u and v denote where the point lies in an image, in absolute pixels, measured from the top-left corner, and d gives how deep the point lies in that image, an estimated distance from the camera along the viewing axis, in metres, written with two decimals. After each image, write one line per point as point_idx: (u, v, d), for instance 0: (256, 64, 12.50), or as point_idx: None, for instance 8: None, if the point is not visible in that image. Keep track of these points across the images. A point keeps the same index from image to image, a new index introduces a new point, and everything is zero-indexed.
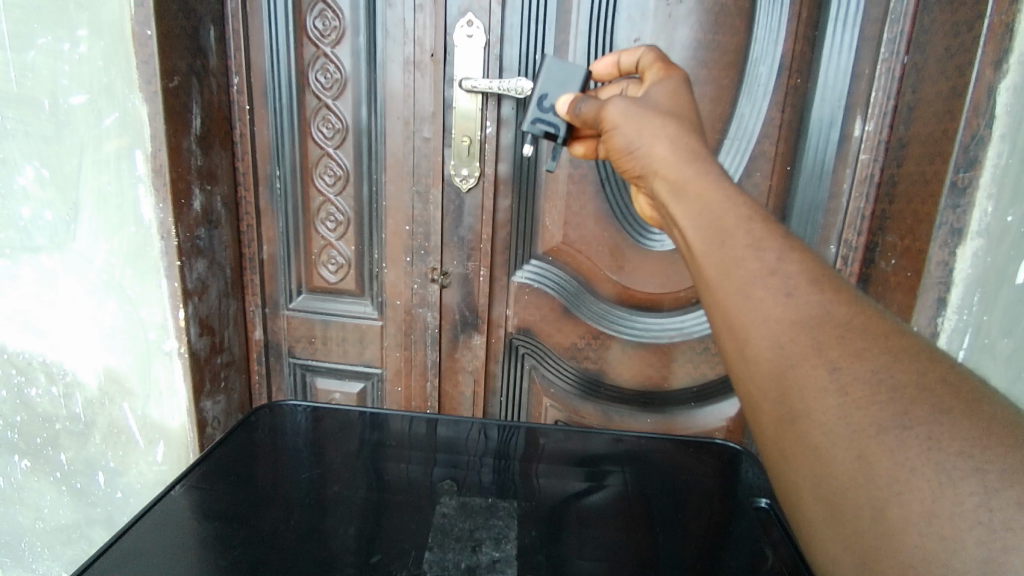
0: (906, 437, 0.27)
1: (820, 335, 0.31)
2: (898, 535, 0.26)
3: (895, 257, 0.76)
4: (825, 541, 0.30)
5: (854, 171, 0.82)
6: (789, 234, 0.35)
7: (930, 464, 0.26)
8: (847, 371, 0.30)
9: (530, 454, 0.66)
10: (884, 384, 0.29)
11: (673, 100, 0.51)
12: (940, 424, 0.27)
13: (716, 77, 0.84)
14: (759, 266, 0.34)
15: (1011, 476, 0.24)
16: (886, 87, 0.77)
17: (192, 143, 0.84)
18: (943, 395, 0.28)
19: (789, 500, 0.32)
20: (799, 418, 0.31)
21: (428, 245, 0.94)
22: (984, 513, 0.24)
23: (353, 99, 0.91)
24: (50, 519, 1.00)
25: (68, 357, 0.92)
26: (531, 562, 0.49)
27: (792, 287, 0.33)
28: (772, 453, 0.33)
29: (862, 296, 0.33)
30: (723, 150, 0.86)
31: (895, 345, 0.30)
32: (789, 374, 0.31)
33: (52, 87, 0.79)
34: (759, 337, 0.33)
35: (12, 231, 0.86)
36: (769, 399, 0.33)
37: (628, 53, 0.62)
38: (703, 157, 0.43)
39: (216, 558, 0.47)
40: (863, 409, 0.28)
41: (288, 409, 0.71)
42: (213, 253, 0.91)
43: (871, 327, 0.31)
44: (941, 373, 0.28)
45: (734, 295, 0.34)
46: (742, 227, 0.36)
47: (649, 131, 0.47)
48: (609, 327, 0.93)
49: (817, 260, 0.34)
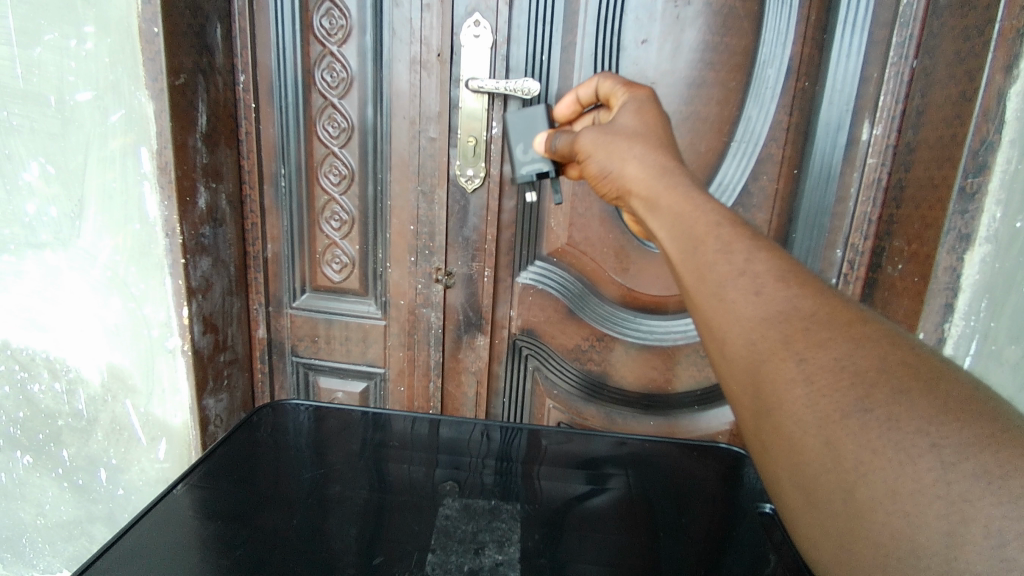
0: (867, 420, 0.27)
1: (787, 329, 0.31)
2: (865, 516, 0.26)
3: (901, 262, 0.75)
4: (805, 530, 0.29)
5: (861, 175, 0.81)
6: (756, 235, 0.36)
7: (891, 445, 0.26)
8: (812, 361, 0.29)
9: (532, 456, 0.65)
10: (847, 370, 0.28)
11: (639, 117, 0.51)
12: (899, 404, 0.27)
13: (723, 79, 0.83)
14: (729, 269, 0.34)
15: (966, 450, 0.25)
16: (895, 90, 0.77)
17: (197, 141, 0.84)
18: (902, 376, 0.28)
19: (773, 492, 0.32)
20: (772, 410, 0.30)
21: (432, 245, 0.94)
22: (941, 488, 0.24)
23: (359, 98, 0.90)
24: (51, 515, 1.00)
25: (72, 354, 0.92)
26: (534, 564, 0.49)
27: (762, 285, 0.32)
28: (754, 447, 0.33)
29: (826, 287, 0.33)
30: (729, 154, 0.86)
31: (856, 331, 0.30)
32: (759, 368, 0.31)
33: (58, 83, 0.79)
34: (733, 336, 0.33)
35: (17, 227, 0.86)
36: (745, 393, 0.32)
37: (584, 86, 0.61)
38: (672, 170, 0.43)
39: (218, 558, 0.47)
40: (828, 396, 0.28)
41: (290, 408, 0.71)
42: (217, 250, 0.91)
43: (836, 317, 0.31)
44: (901, 355, 0.29)
45: (709, 299, 0.34)
46: (712, 233, 0.36)
47: (619, 154, 0.47)
48: (613, 329, 0.93)
49: (786, 258, 0.34)
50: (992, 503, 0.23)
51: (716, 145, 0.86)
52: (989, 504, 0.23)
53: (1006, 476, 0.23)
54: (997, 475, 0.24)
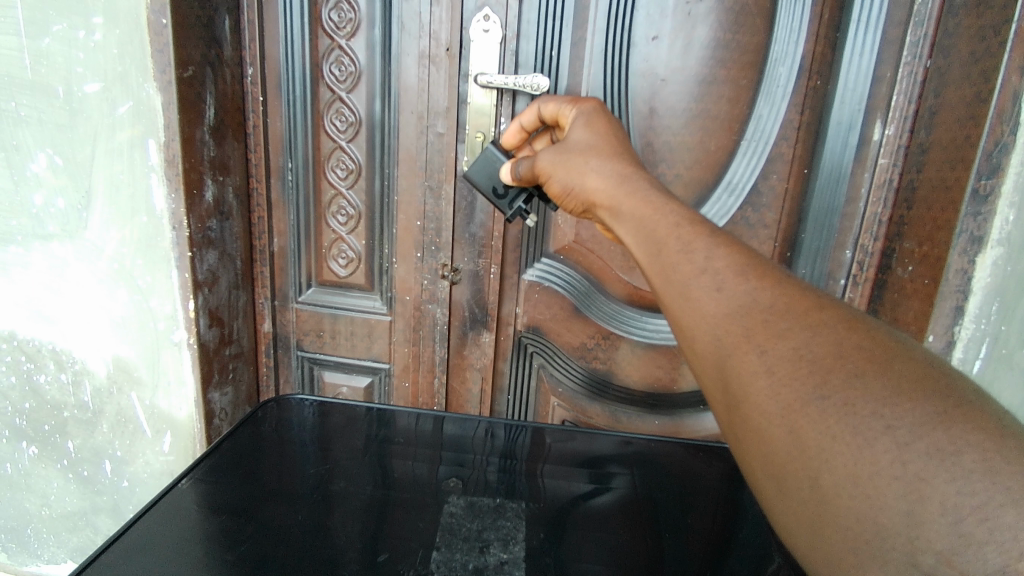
0: (825, 406, 0.29)
1: (748, 322, 0.34)
2: (831, 501, 0.28)
3: (912, 264, 0.75)
4: (784, 518, 0.32)
5: (872, 176, 0.80)
6: (715, 232, 0.39)
7: (848, 429, 0.28)
8: (774, 353, 0.32)
9: (535, 454, 0.65)
10: (805, 358, 0.31)
11: (590, 130, 0.52)
12: (854, 388, 0.29)
13: (734, 77, 0.83)
14: (690, 267, 0.37)
15: (917, 430, 0.27)
16: (908, 90, 0.76)
17: (205, 134, 0.84)
18: (857, 361, 0.30)
19: (751, 483, 0.34)
20: (741, 404, 0.33)
21: (439, 241, 0.93)
22: (898, 468, 0.26)
23: (367, 92, 0.90)
24: (56, 506, 1.01)
25: (78, 346, 0.92)
26: (540, 564, 0.49)
27: (722, 282, 0.36)
28: (732, 440, 0.35)
29: (784, 276, 0.36)
30: (739, 151, 0.85)
31: (815, 320, 0.33)
32: (726, 364, 0.34)
33: (67, 74, 0.79)
34: (701, 333, 0.35)
35: (24, 218, 0.86)
36: (718, 388, 0.35)
37: (525, 114, 0.61)
38: (631, 177, 0.46)
39: (222, 554, 0.47)
40: (789, 385, 0.31)
41: (295, 402, 0.71)
42: (224, 244, 0.91)
43: (794, 306, 0.34)
44: (857, 341, 0.31)
45: (676, 298, 0.37)
46: (673, 235, 0.39)
47: (577, 169, 0.49)
48: (619, 327, 0.92)
49: (742, 252, 0.37)
50: (947, 480, 0.25)
51: (725, 144, 0.85)
52: (944, 480, 0.25)
53: (958, 452, 0.26)
54: (949, 452, 0.26)
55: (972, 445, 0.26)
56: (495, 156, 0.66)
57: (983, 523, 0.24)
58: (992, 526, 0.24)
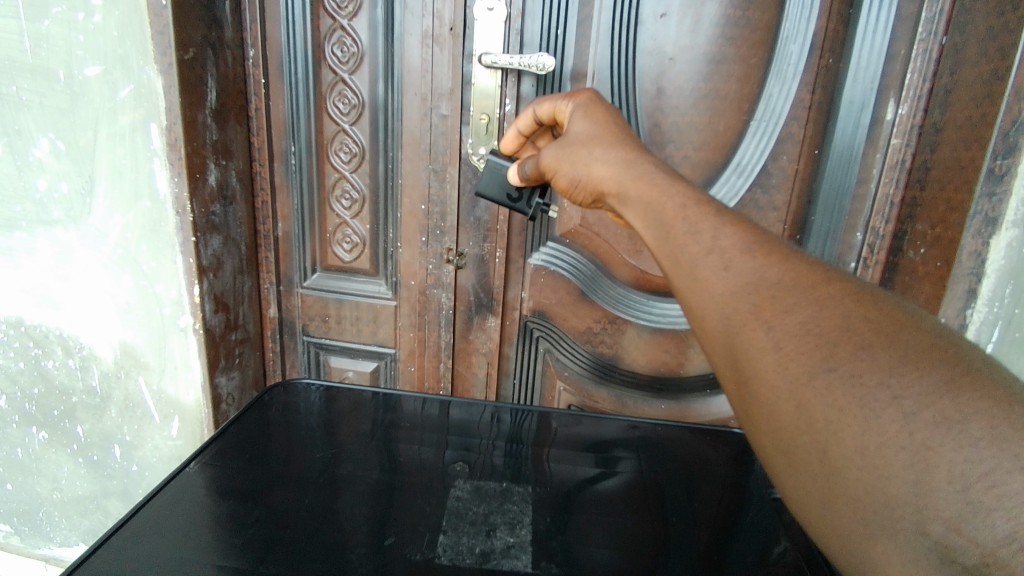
0: (831, 379, 0.29)
1: (755, 299, 0.33)
2: (840, 473, 0.28)
3: (924, 246, 0.73)
4: (795, 493, 0.31)
5: (884, 156, 0.78)
6: (722, 211, 0.38)
7: (854, 400, 0.28)
8: (781, 328, 0.32)
9: (542, 438, 0.65)
10: (812, 333, 0.31)
11: (589, 121, 0.50)
12: (861, 360, 0.29)
13: (743, 55, 0.81)
14: (698, 247, 0.36)
15: (925, 399, 0.26)
16: (922, 67, 0.74)
17: (207, 117, 0.83)
18: (865, 333, 0.30)
19: (762, 459, 0.34)
20: (751, 380, 0.33)
21: (444, 225, 0.93)
22: (905, 438, 0.26)
23: (370, 74, 0.89)
24: (67, 490, 1.02)
25: (85, 332, 0.93)
26: (546, 548, 0.49)
27: (730, 260, 0.35)
28: (742, 417, 0.35)
29: (793, 252, 0.35)
30: (749, 133, 0.84)
31: (822, 293, 0.32)
32: (734, 341, 0.33)
33: (67, 57, 0.79)
34: (710, 313, 0.35)
35: (29, 203, 0.86)
36: (728, 366, 0.34)
37: (523, 119, 0.59)
38: (637, 162, 0.45)
39: (229, 537, 0.47)
40: (796, 360, 0.30)
41: (302, 387, 0.71)
42: (228, 229, 0.91)
43: (801, 281, 0.33)
44: (864, 313, 0.31)
45: (685, 279, 0.37)
46: (680, 217, 0.39)
47: (582, 161, 0.48)
48: (626, 312, 0.92)
49: (752, 230, 0.36)
50: (954, 448, 0.25)
51: (735, 124, 0.84)
52: (951, 449, 0.25)
53: (965, 420, 0.25)
54: (956, 420, 0.25)
55: (979, 413, 0.25)
56: (500, 165, 0.66)
57: (991, 491, 0.23)
58: (1000, 492, 0.23)
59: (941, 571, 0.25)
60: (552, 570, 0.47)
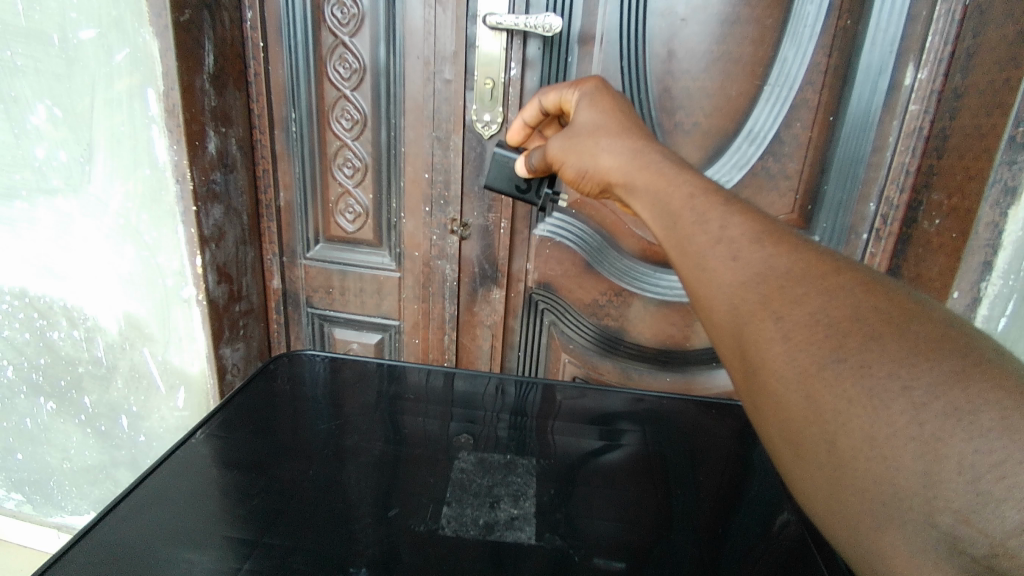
0: (841, 370, 0.28)
1: (765, 290, 0.32)
2: (848, 464, 0.27)
3: (939, 217, 0.72)
4: (801, 482, 0.30)
5: (902, 123, 0.76)
6: (731, 200, 0.37)
7: (864, 392, 0.27)
8: (790, 319, 0.31)
9: (546, 411, 0.65)
10: (821, 324, 0.30)
11: (595, 109, 0.48)
12: (871, 351, 0.28)
13: (759, 16, 0.77)
14: (705, 238, 0.35)
15: (935, 390, 0.26)
16: (944, 29, 0.71)
17: (205, 82, 0.81)
18: (875, 323, 0.29)
19: (769, 448, 0.33)
20: (759, 370, 0.32)
21: (447, 194, 0.91)
22: (914, 429, 0.25)
23: (371, 37, 0.86)
24: (77, 459, 1.04)
25: (89, 302, 0.93)
26: (549, 520, 0.49)
27: (738, 250, 0.34)
28: (748, 407, 0.34)
29: (802, 240, 0.34)
30: (762, 99, 0.81)
31: (831, 282, 0.31)
32: (742, 331, 0.32)
33: (60, 20, 0.76)
34: (718, 304, 0.34)
35: (28, 172, 0.85)
36: (735, 356, 0.33)
37: (529, 110, 0.57)
38: (644, 151, 0.43)
39: (235, 507, 0.48)
40: (805, 350, 0.30)
41: (306, 358, 0.71)
42: (229, 198, 0.90)
43: (811, 271, 0.32)
44: (874, 303, 0.30)
45: (692, 269, 0.36)
46: (687, 206, 0.37)
47: (588, 151, 0.46)
48: (632, 284, 0.91)
49: (760, 219, 0.35)
50: (964, 439, 0.24)
51: (747, 89, 0.81)
52: (961, 439, 0.24)
53: (975, 411, 0.24)
54: (966, 411, 0.25)
55: (990, 403, 0.24)
56: (506, 157, 0.64)
57: (1002, 482, 0.23)
58: (1011, 483, 0.23)
59: (948, 560, 0.25)
60: (555, 541, 0.47)
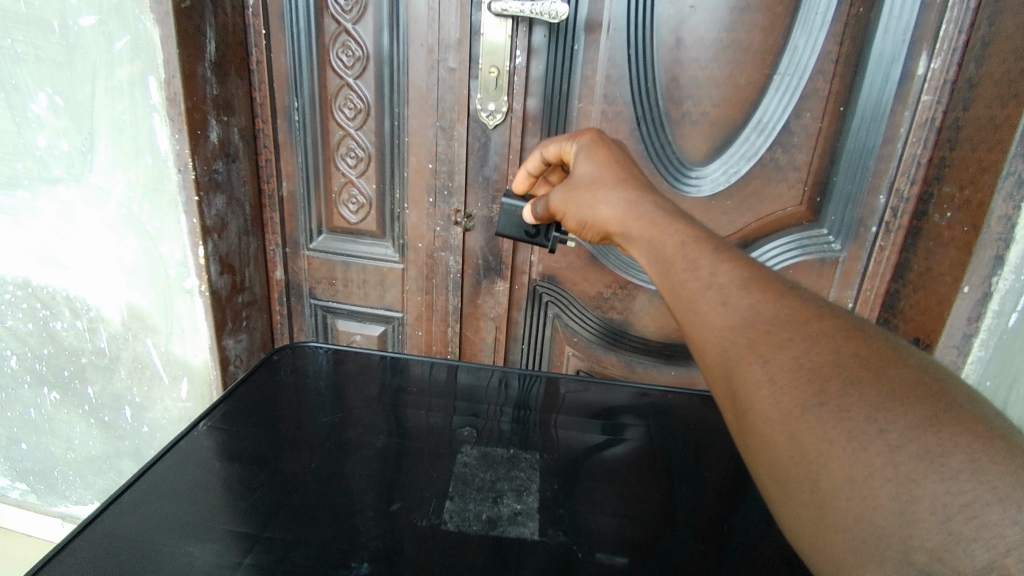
0: (822, 414, 0.28)
1: (751, 334, 0.32)
2: (830, 504, 0.27)
3: (951, 210, 0.71)
4: (789, 521, 0.29)
5: (914, 114, 0.74)
6: (721, 246, 0.37)
7: (844, 435, 0.27)
8: (775, 362, 0.30)
9: (550, 405, 0.64)
10: (804, 367, 0.29)
11: (592, 160, 0.48)
12: (851, 396, 0.28)
13: (769, 4, 0.76)
14: (696, 284, 0.35)
15: (910, 433, 0.25)
16: (959, 17, 0.69)
17: (206, 70, 0.80)
18: (855, 368, 0.28)
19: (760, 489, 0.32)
20: (746, 412, 0.31)
21: (451, 185, 0.90)
22: (890, 470, 0.25)
23: (374, 24, 0.85)
24: (81, 449, 1.05)
25: (90, 293, 0.93)
26: (553, 515, 0.49)
27: (727, 295, 0.34)
28: (739, 446, 0.33)
29: (789, 286, 0.34)
30: (771, 88, 0.79)
31: (814, 328, 0.31)
32: (731, 372, 0.32)
33: (60, 7, 0.75)
34: (709, 347, 0.34)
35: (29, 161, 0.84)
36: (725, 396, 0.33)
37: (533, 160, 0.56)
38: (639, 203, 0.43)
39: (239, 499, 0.48)
40: (789, 393, 0.29)
41: (310, 350, 0.71)
42: (231, 188, 0.89)
43: (795, 316, 0.32)
44: (854, 348, 0.29)
45: (685, 313, 0.36)
46: (679, 253, 0.38)
47: (587, 204, 0.46)
48: (637, 278, 0.90)
49: (748, 265, 0.35)
50: (936, 480, 0.24)
51: (757, 79, 0.79)
52: (934, 480, 0.24)
53: (945, 454, 0.24)
54: (937, 454, 0.25)
55: (959, 447, 0.24)
56: (513, 207, 0.61)
57: (971, 521, 0.23)
58: (979, 523, 0.23)
59: None
60: (559, 536, 0.47)
